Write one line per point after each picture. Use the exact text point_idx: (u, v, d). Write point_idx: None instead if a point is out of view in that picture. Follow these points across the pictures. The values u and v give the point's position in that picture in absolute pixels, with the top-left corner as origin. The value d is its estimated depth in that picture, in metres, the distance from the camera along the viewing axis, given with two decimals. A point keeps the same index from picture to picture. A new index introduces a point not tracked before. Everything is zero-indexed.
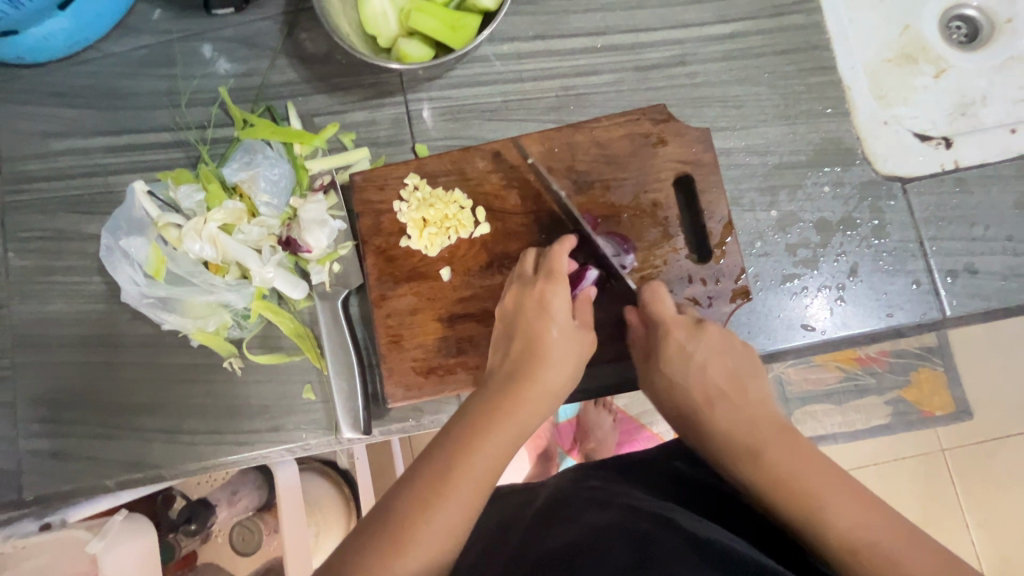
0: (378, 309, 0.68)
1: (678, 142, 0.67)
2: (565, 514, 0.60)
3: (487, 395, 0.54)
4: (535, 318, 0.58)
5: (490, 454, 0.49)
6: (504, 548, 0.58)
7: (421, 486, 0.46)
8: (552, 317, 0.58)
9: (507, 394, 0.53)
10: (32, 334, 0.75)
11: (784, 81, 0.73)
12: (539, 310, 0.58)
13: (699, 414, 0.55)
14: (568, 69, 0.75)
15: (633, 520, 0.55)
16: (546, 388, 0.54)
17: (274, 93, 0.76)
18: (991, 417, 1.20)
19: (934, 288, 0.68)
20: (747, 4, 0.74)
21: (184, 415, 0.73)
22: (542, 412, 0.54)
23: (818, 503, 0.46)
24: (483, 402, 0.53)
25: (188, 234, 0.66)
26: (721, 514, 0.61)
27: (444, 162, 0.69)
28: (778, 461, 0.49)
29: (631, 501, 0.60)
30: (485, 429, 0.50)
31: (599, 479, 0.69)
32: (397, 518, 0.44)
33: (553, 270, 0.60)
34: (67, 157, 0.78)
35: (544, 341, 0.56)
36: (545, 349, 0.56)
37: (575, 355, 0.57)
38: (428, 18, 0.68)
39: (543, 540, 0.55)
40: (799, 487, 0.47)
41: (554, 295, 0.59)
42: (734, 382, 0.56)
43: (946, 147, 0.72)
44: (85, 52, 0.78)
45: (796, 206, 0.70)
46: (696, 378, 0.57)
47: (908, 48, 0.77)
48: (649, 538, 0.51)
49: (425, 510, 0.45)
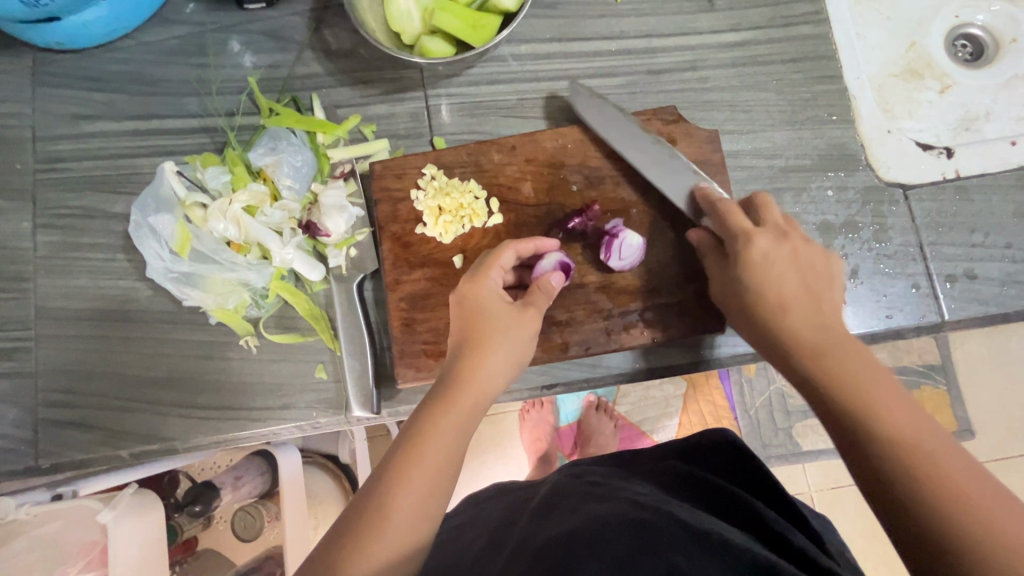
0: (392, 293, 0.70)
1: (687, 142, 0.70)
2: (564, 506, 0.61)
3: (437, 384, 0.55)
4: (471, 310, 0.58)
5: (445, 438, 0.51)
6: (509, 537, 0.60)
7: (391, 479, 0.48)
8: (486, 308, 0.58)
9: (456, 379, 0.54)
10: (57, 307, 0.78)
11: (791, 88, 0.76)
12: (468, 304, 0.59)
13: (780, 326, 0.56)
14: (583, 70, 0.77)
15: (632, 510, 0.56)
16: (484, 373, 0.55)
17: (300, 84, 0.79)
18: (993, 435, 1.20)
19: (933, 291, 0.70)
20: (758, 15, 0.77)
21: (199, 390, 0.75)
22: (488, 395, 0.55)
23: (879, 408, 0.48)
24: (441, 386, 0.55)
25: (213, 213, 0.69)
26: (719, 502, 0.63)
27: (461, 155, 0.72)
28: (864, 378, 0.50)
29: (630, 494, 0.61)
30: (438, 416, 0.52)
31: (596, 474, 0.70)
32: (375, 509, 0.47)
33: (491, 262, 0.61)
34: (98, 139, 0.81)
35: (481, 330, 0.57)
36: (478, 336, 0.57)
37: (510, 340, 0.57)
38: (451, 16, 0.71)
39: (544, 530, 0.56)
40: (883, 401, 0.48)
41: (480, 288, 0.59)
42: (816, 300, 0.56)
43: (947, 156, 0.74)
44: (121, 40, 0.82)
45: (800, 208, 0.72)
46: (775, 290, 0.57)
47: (913, 63, 0.79)
48: (650, 526, 0.53)
49: (393, 500, 0.47)
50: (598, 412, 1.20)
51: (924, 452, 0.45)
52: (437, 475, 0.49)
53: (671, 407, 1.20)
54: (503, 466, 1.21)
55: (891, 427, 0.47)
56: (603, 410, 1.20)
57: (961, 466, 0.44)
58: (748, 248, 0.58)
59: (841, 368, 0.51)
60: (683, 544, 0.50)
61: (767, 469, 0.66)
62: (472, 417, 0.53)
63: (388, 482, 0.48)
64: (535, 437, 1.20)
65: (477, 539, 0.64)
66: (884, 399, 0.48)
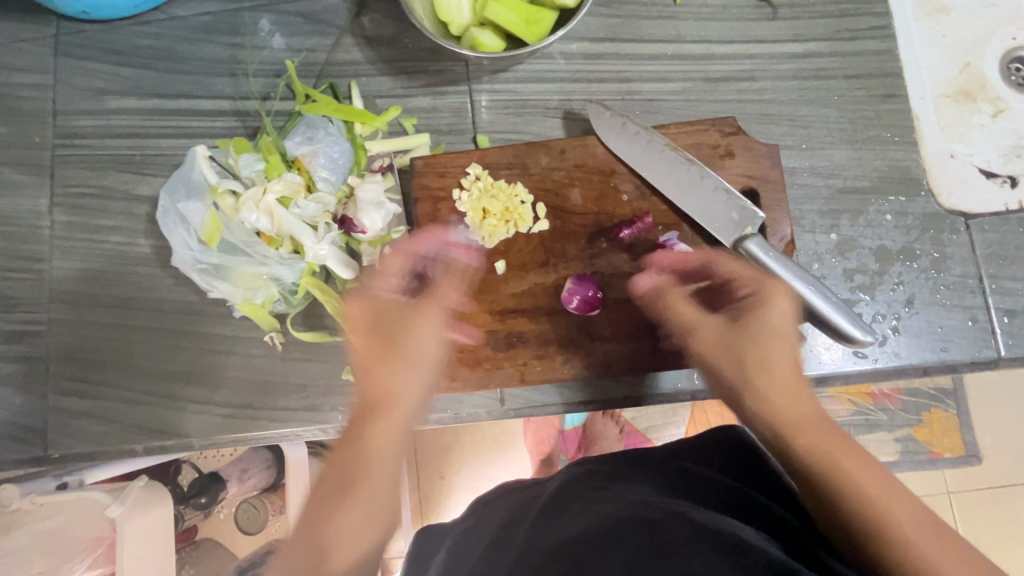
0: (429, 297, 0.67)
1: (747, 156, 0.67)
2: (571, 507, 0.57)
3: (358, 421, 0.62)
4: (376, 360, 0.64)
5: (383, 468, 0.59)
6: (518, 535, 0.56)
7: (327, 511, 0.56)
8: (405, 354, 0.64)
9: (364, 433, 0.60)
10: (71, 290, 0.75)
11: (853, 105, 0.72)
12: (381, 347, 0.64)
13: (743, 386, 0.56)
14: (634, 73, 0.74)
15: (641, 511, 0.52)
16: (373, 403, 0.62)
17: (339, 70, 0.76)
18: (1004, 464, 1.18)
19: (991, 326, 0.68)
20: (821, 26, 0.74)
21: (219, 384, 0.72)
22: (399, 445, 0.61)
23: (874, 494, 0.48)
24: (355, 434, 0.60)
25: (245, 203, 0.66)
26: (735, 497, 0.57)
27: (508, 156, 0.69)
28: (847, 461, 0.50)
29: (641, 494, 0.57)
30: (369, 446, 0.60)
31: (605, 469, 0.66)
32: (320, 537, 0.54)
33: (428, 305, 0.65)
34: (122, 116, 0.77)
35: (381, 373, 0.63)
36: (383, 391, 0.62)
37: (411, 398, 0.63)
38: (505, 9, 0.67)
39: (551, 532, 0.53)
40: (863, 484, 0.49)
41: (421, 338, 0.64)
42: (790, 371, 0.56)
43: (1011, 186, 0.71)
44: (152, 13, 0.78)
45: (857, 231, 0.69)
46: (763, 353, 0.57)
47: (966, 85, 0.74)
48: (659, 530, 0.49)
49: (331, 518, 0.56)
50: (604, 417, 1.15)
51: (901, 533, 0.46)
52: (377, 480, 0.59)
53: (678, 416, 1.15)
54: (507, 468, 1.16)
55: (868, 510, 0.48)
56: (609, 415, 1.15)
57: (933, 534, 0.47)
58: (762, 314, 0.58)
59: (811, 444, 0.51)
60: (696, 549, 0.46)
61: (777, 465, 0.62)
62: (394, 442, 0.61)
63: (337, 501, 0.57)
64: (539, 439, 1.15)
65: (488, 531, 0.61)
66: (864, 483, 0.49)
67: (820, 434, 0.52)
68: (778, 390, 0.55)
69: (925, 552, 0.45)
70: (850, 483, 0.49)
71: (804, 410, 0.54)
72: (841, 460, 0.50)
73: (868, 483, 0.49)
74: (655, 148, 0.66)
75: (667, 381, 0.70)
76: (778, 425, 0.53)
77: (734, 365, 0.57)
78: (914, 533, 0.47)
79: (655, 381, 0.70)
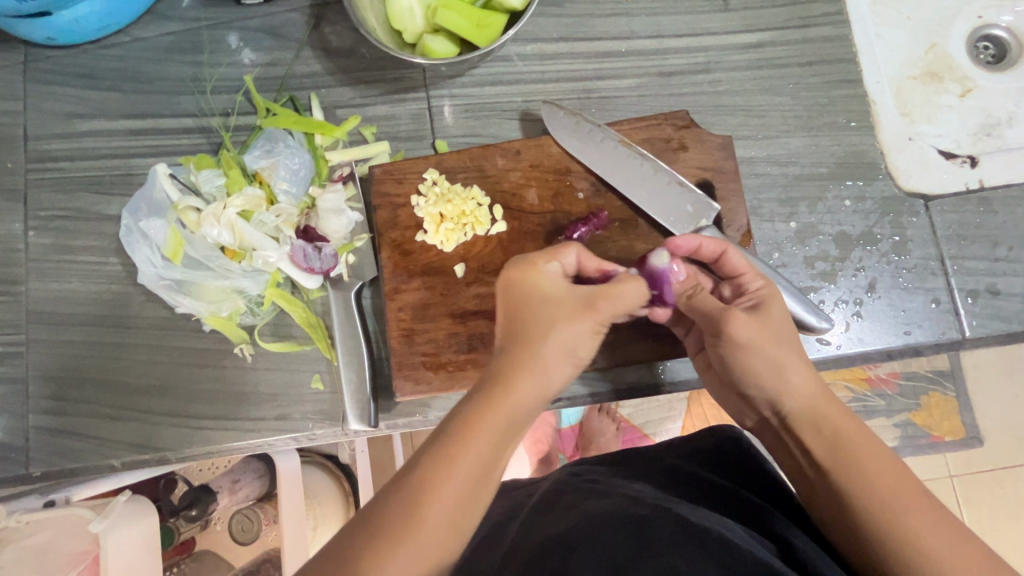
0: (390, 302, 0.68)
1: (700, 149, 0.67)
2: (561, 505, 0.56)
3: (475, 389, 0.50)
4: (525, 292, 0.54)
5: (480, 447, 0.46)
6: (501, 541, 0.55)
7: (393, 516, 0.42)
8: (544, 291, 0.54)
9: (500, 372, 0.50)
10: (48, 311, 0.76)
11: (809, 92, 0.73)
12: (524, 282, 0.55)
13: (770, 369, 0.53)
14: (591, 71, 0.74)
15: (632, 506, 0.52)
16: (559, 344, 0.52)
17: (298, 83, 0.77)
18: (1001, 444, 1.17)
19: (954, 307, 0.68)
20: (774, 14, 0.74)
21: (192, 398, 0.73)
22: (529, 401, 0.49)
23: (892, 487, 0.47)
24: (503, 360, 0.51)
25: (206, 218, 0.67)
26: (730, 500, 0.56)
27: (464, 159, 0.69)
28: (868, 454, 0.48)
29: (631, 490, 0.56)
30: (476, 423, 0.47)
31: (595, 471, 0.65)
32: (359, 554, 0.40)
33: (551, 252, 0.57)
34: (89, 138, 0.79)
35: (528, 303, 0.54)
36: (539, 324, 0.52)
37: (572, 326, 0.52)
38: (455, 15, 0.68)
39: (541, 528, 0.52)
40: (879, 478, 0.47)
41: (549, 275, 0.55)
42: (807, 362, 0.53)
43: (971, 165, 0.71)
44: (116, 36, 0.79)
45: (816, 218, 0.69)
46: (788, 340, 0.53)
47: (932, 65, 0.75)
48: (649, 526, 0.48)
49: (393, 548, 0.40)
50: (599, 414, 1.15)
51: (913, 522, 0.45)
52: (486, 453, 0.46)
53: (674, 410, 1.14)
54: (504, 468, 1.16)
55: (883, 500, 0.46)
56: (604, 412, 1.15)
57: (946, 527, 0.44)
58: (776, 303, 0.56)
59: (834, 429, 0.50)
60: (681, 540, 0.46)
61: (772, 470, 0.60)
62: (511, 423, 0.48)
63: (385, 512, 0.42)
64: (537, 439, 1.15)
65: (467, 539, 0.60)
66: (881, 475, 0.47)
67: (841, 418, 0.51)
68: (802, 376, 0.52)
69: (940, 558, 0.43)
70: (869, 478, 0.47)
71: (822, 396, 0.52)
72: (864, 452, 0.48)
73: (886, 470, 0.47)
74: (608, 145, 0.67)
75: (632, 375, 0.71)
76: (797, 411, 0.52)
77: (766, 354, 0.53)
78: (932, 536, 0.44)
79: (624, 377, 0.71)
